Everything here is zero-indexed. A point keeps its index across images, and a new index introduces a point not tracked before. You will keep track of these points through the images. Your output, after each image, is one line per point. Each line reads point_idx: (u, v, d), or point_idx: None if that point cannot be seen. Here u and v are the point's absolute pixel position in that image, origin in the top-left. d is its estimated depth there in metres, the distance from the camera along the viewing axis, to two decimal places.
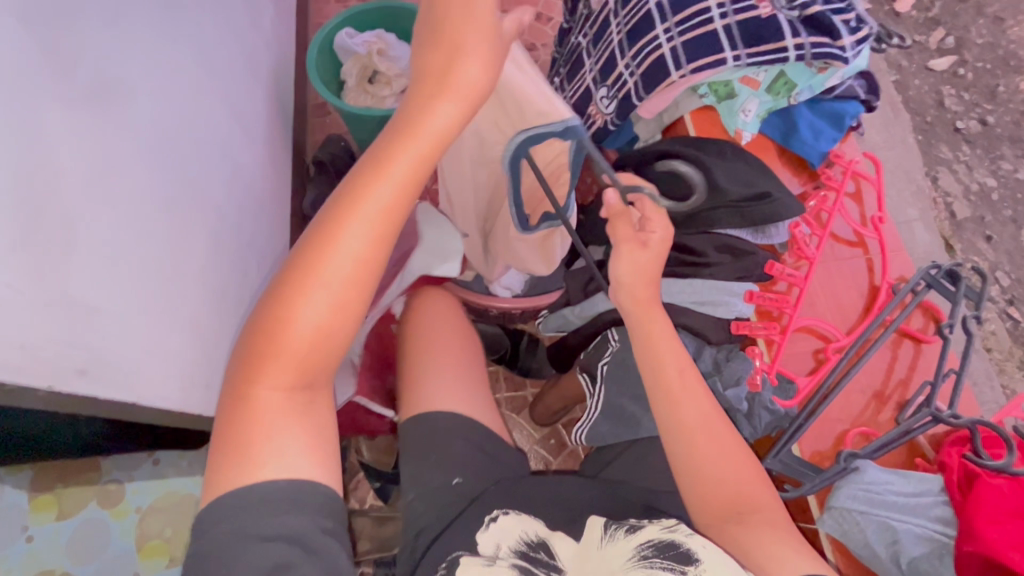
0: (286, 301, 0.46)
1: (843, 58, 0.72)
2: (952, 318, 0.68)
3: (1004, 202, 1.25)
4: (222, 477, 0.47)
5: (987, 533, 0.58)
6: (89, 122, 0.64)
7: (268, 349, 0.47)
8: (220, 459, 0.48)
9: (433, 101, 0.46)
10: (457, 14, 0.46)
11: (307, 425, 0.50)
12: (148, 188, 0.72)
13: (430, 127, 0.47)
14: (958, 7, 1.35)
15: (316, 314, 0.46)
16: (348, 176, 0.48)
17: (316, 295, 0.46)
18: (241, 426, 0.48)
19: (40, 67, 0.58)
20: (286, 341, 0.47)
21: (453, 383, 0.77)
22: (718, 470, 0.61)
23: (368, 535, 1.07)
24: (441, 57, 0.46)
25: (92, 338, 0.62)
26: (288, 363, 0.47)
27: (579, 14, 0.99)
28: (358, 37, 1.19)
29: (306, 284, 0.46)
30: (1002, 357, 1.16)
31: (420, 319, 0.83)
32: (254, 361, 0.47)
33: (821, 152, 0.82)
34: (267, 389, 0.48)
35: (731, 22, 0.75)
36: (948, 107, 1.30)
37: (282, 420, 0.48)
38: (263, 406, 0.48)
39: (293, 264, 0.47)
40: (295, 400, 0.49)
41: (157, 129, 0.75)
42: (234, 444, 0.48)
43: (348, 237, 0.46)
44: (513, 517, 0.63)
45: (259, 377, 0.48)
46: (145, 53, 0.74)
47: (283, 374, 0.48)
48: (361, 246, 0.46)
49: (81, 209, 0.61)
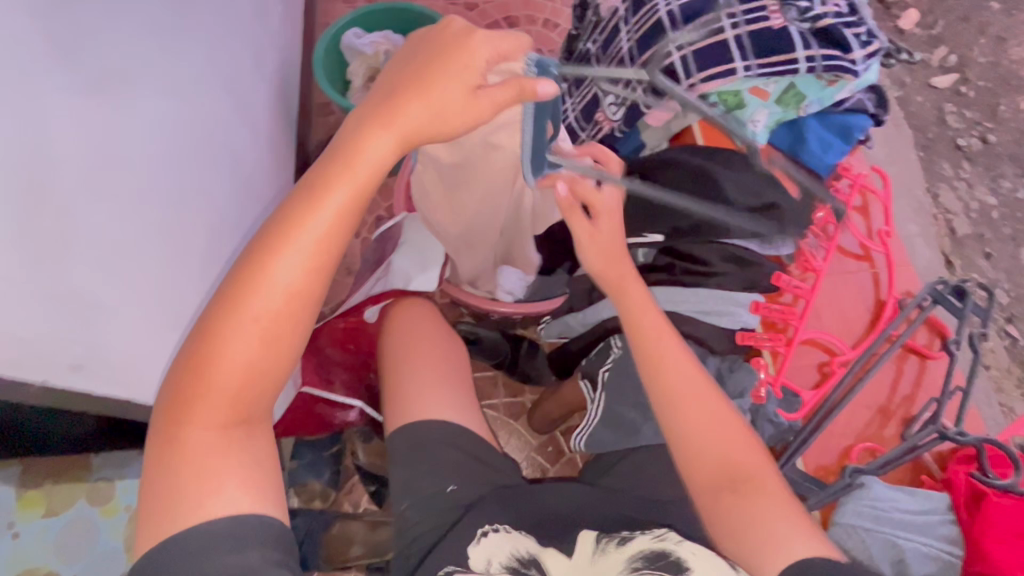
0: (216, 336, 0.47)
1: (854, 71, 0.74)
2: (959, 334, 0.68)
3: (1004, 220, 1.25)
4: (153, 520, 0.46)
5: (993, 554, 0.59)
6: (94, 112, 0.63)
7: (201, 385, 0.48)
8: (148, 502, 0.47)
9: (378, 137, 0.49)
10: (425, 66, 0.50)
11: (240, 455, 0.49)
12: (149, 182, 0.71)
13: (364, 159, 0.49)
14: (961, 26, 1.36)
15: (247, 347, 0.48)
16: (278, 209, 0.49)
17: (245, 328, 0.47)
18: (170, 467, 0.47)
19: (44, 53, 0.57)
20: (218, 375, 0.48)
21: (437, 404, 0.74)
22: (723, 484, 0.59)
23: (360, 540, 1.05)
24: (392, 105, 0.49)
25: (89, 332, 0.61)
26: (221, 395, 0.48)
27: (587, 21, 1.00)
28: (365, 37, 1.18)
29: (234, 318, 0.47)
30: (1000, 375, 1.15)
31: (403, 341, 0.80)
32: (184, 397, 0.48)
33: (829, 164, 0.82)
34: (197, 427, 0.48)
35: (743, 32, 0.75)
36: (950, 124, 1.31)
37: (214, 459, 0.48)
38: (194, 445, 0.47)
39: (221, 296, 0.48)
40: (230, 435, 0.49)
41: (161, 123, 0.75)
42: (164, 487, 0.47)
43: (276, 269, 0.47)
44: (502, 534, 0.62)
45: (190, 414, 0.48)
46: (151, 45, 0.73)
47: (217, 409, 0.48)
48: (290, 278, 0.47)
49: (81, 199, 0.60)
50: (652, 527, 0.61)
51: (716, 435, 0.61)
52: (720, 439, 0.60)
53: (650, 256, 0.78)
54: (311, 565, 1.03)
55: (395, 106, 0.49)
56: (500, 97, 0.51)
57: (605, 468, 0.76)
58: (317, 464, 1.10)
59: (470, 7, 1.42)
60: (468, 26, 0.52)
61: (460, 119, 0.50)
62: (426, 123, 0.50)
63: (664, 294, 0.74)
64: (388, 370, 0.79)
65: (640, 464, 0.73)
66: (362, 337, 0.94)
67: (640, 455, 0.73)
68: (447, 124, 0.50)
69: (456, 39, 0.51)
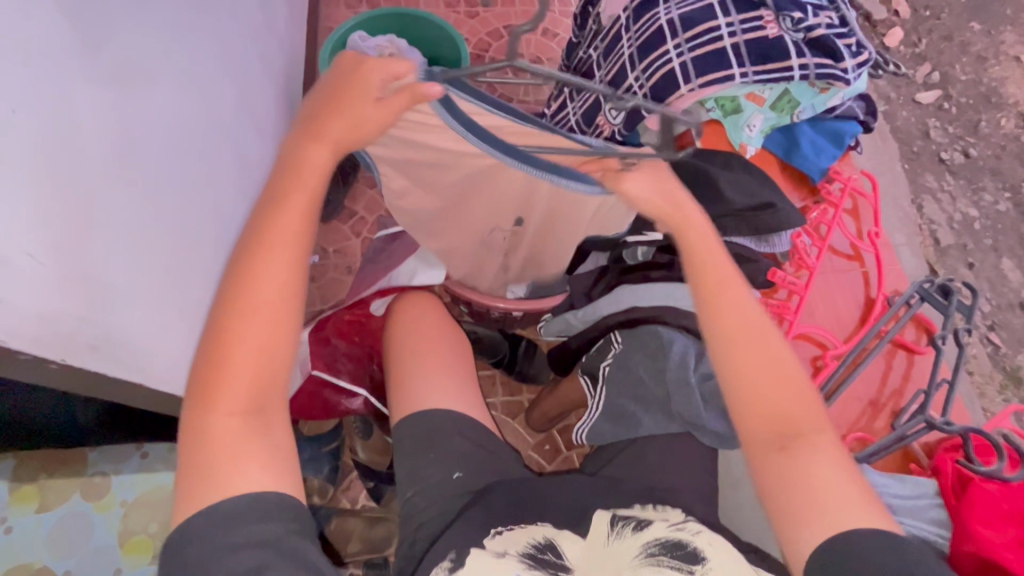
0: (221, 335, 0.50)
1: (845, 79, 0.77)
2: (945, 329, 0.71)
3: (986, 231, 1.29)
4: (184, 504, 0.48)
5: (983, 534, 0.61)
6: (115, 101, 0.65)
7: (216, 376, 0.49)
8: (184, 489, 0.48)
9: (314, 150, 0.53)
10: (334, 90, 0.53)
11: (257, 440, 0.50)
12: (165, 172, 0.73)
13: (312, 166, 0.53)
14: (943, 45, 1.42)
15: (251, 335, 0.50)
16: (253, 219, 0.54)
17: (243, 323, 0.50)
18: (197, 456, 0.49)
19: (72, 43, 0.58)
20: (230, 366, 0.49)
21: (446, 394, 0.76)
22: (776, 445, 0.57)
23: (358, 536, 1.06)
24: (317, 119, 0.53)
25: (105, 314, 0.62)
26: (237, 385, 0.49)
27: (588, 29, 1.03)
28: (370, 40, 1.20)
29: (235, 314, 0.50)
30: (983, 381, 1.19)
31: (415, 333, 0.81)
32: (203, 394, 0.50)
33: (822, 167, 0.85)
34: (219, 417, 0.49)
35: (740, 40, 0.78)
36: (934, 138, 1.36)
37: (237, 445, 0.49)
38: (217, 434, 0.49)
39: (219, 301, 0.51)
40: (251, 423, 0.50)
41: (177, 117, 0.76)
42: (196, 474, 0.48)
43: (261, 266, 0.51)
44: (518, 530, 0.62)
45: (210, 406, 0.49)
46: (169, 40, 0.75)
47: (235, 398, 0.49)
48: (274, 272, 0.51)
49: (101, 185, 0.61)
50: (666, 510, 0.64)
51: (778, 394, 0.58)
52: (781, 399, 0.58)
53: (648, 254, 0.83)
54: None
55: (321, 119, 0.53)
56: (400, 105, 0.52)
57: (605, 459, 0.77)
58: (317, 460, 1.09)
59: (471, 16, 1.45)
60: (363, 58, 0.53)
61: (383, 113, 0.52)
62: (347, 124, 0.52)
63: (663, 291, 0.80)
64: (397, 361, 0.80)
65: (642, 453, 0.74)
66: (367, 330, 0.96)
67: (640, 446, 0.75)
68: (366, 123, 0.53)
69: (356, 60, 0.53)
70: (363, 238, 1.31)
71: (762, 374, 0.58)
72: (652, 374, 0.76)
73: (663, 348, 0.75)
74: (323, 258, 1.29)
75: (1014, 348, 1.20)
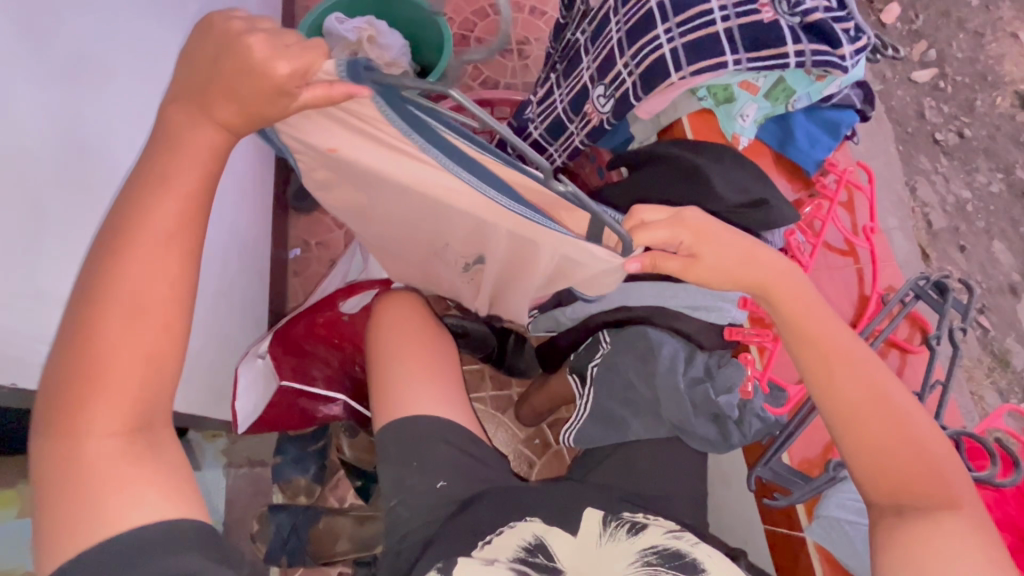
0: (89, 335, 0.40)
1: (843, 67, 0.72)
2: (940, 329, 0.69)
3: (979, 213, 1.26)
4: (52, 547, 0.39)
5: None
6: (54, 96, 0.61)
7: (82, 390, 0.40)
8: (47, 525, 0.40)
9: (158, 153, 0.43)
10: (173, 103, 0.43)
11: (169, 472, 0.43)
12: (105, 165, 0.69)
13: (184, 150, 0.42)
14: (941, 21, 1.37)
15: (130, 340, 0.41)
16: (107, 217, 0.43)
17: (111, 319, 0.41)
18: (70, 480, 0.40)
19: (19, 47, 0.56)
20: (107, 379, 0.41)
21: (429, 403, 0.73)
22: (886, 504, 0.54)
23: (347, 535, 1.04)
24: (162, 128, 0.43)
25: (44, 326, 0.60)
26: (121, 396, 0.41)
27: (577, 9, 0.98)
28: (348, 22, 1.13)
29: (101, 309, 0.41)
30: (971, 364, 1.16)
31: (406, 347, 0.77)
32: (73, 405, 0.40)
33: (816, 160, 0.82)
34: (95, 435, 0.41)
35: (733, 26, 0.74)
36: (928, 119, 1.32)
37: (119, 470, 0.41)
38: (92, 461, 0.40)
39: (76, 297, 0.41)
40: (137, 444, 0.42)
41: (123, 110, 0.72)
42: (67, 507, 0.40)
43: (129, 259, 0.41)
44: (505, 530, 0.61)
45: (85, 425, 0.41)
46: (113, 27, 0.70)
47: (114, 414, 0.41)
48: (147, 261, 0.41)
49: (39, 186, 0.58)
50: (663, 519, 0.64)
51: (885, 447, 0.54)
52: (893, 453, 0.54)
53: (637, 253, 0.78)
54: (298, 561, 1.03)
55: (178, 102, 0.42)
56: (265, 111, 0.41)
57: (594, 462, 0.76)
58: (302, 460, 1.09)
59: None
60: (272, 48, 0.39)
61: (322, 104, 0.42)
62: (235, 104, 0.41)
63: (654, 290, 0.75)
64: (392, 371, 0.76)
65: (629, 458, 0.74)
66: (346, 331, 0.93)
67: (628, 450, 0.75)
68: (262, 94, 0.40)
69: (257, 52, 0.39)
70: (346, 230, 1.27)
71: (882, 407, 0.55)
72: (641, 377, 0.73)
73: (652, 349, 0.72)
74: (306, 251, 1.26)
75: (1003, 331, 1.18)
